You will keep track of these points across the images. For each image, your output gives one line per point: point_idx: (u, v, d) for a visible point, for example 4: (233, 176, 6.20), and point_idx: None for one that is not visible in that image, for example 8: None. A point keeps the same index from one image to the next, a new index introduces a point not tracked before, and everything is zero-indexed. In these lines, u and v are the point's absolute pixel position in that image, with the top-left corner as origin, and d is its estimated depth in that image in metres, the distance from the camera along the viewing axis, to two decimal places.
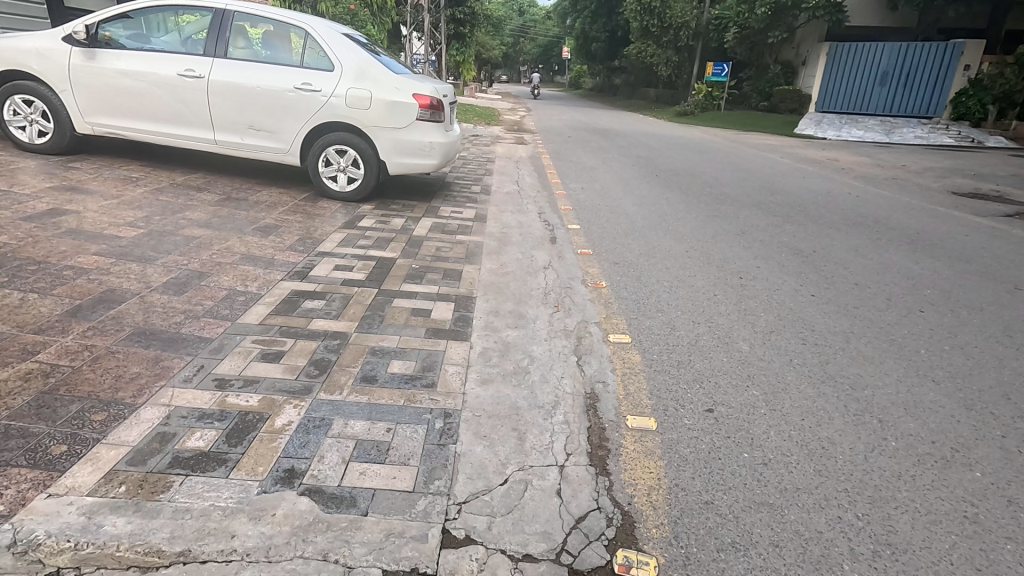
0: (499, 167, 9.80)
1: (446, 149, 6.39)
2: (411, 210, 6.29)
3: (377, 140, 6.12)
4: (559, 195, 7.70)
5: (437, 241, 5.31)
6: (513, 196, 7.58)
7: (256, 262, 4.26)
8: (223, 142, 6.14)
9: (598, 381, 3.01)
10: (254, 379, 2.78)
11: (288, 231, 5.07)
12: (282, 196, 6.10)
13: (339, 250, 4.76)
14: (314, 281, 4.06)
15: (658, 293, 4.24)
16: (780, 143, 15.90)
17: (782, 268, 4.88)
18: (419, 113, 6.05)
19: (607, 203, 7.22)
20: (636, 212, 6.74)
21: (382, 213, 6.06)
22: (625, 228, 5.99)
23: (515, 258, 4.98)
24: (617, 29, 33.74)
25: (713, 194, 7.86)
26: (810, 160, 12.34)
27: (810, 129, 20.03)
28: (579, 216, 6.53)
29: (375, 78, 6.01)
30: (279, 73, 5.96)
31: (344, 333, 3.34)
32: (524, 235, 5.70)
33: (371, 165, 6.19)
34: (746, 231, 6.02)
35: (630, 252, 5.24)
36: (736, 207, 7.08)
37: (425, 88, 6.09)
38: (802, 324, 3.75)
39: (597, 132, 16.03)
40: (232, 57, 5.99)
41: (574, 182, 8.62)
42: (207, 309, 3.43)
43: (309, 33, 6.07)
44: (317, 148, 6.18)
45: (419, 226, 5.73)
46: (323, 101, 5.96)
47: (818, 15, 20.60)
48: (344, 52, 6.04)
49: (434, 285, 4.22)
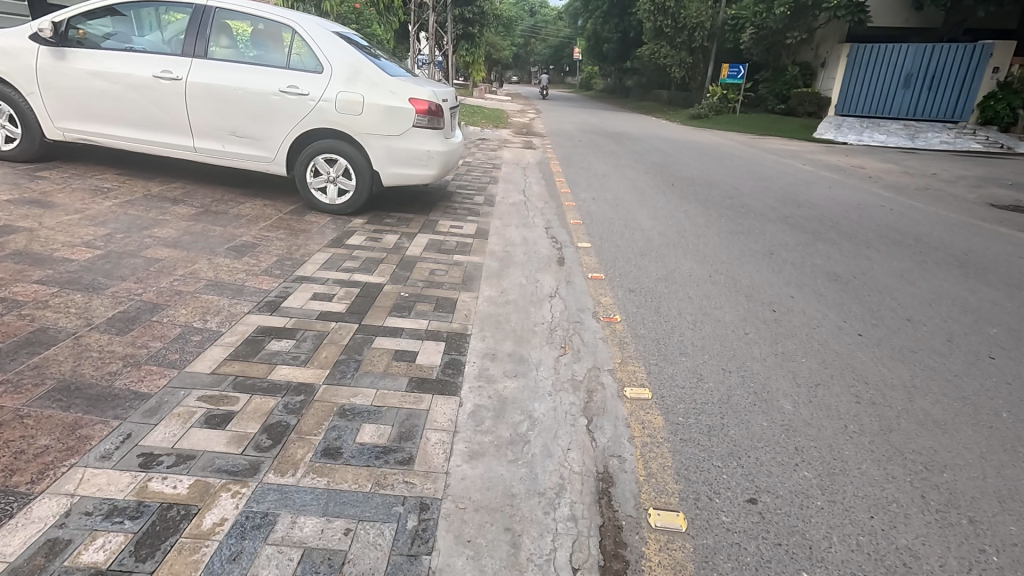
0: (505, 174, 9.25)
1: (446, 158, 5.87)
2: (406, 225, 5.78)
3: (369, 148, 5.61)
4: (568, 207, 7.14)
5: (432, 262, 4.79)
6: (518, 207, 7.04)
7: (223, 291, 3.76)
8: (203, 149, 5.66)
9: (612, 456, 2.47)
10: (189, 454, 2.26)
11: (266, 250, 4.58)
12: (266, 209, 5.61)
13: (320, 274, 4.26)
14: (285, 315, 3.55)
15: (680, 330, 3.68)
16: (800, 149, 15.23)
17: (821, 297, 4.30)
18: (416, 119, 5.54)
19: (620, 216, 6.66)
20: (652, 227, 6.18)
21: (374, 229, 5.55)
22: (641, 247, 5.43)
23: (517, 283, 4.44)
24: (629, 30, 33.06)
25: (734, 207, 7.26)
26: (834, 167, 11.68)
27: (830, 133, 19.31)
28: (590, 232, 5.98)
29: (369, 81, 5.51)
30: (264, 74, 5.47)
31: (310, 385, 2.82)
32: (529, 255, 5.17)
33: (363, 175, 5.68)
34: (775, 251, 5.43)
35: (646, 276, 4.68)
36: (761, 222, 6.49)
37: (422, 91, 5.58)
38: (853, 373, 3.18)
39: (609, 136, 15.48)
40: (212, 57, 5.50)
41: (584, 192, 8.05)
42: (152, 353, 2.93)
43: (296, 31, 5.57)
44: (304, 156, 5.68)
45: (414, 244, 5.22)
46: (312, 105, 5.47)
47: (839, 15, 19.88)
48: (334, 52, 5.54)
49: (424, 319, 3.70)
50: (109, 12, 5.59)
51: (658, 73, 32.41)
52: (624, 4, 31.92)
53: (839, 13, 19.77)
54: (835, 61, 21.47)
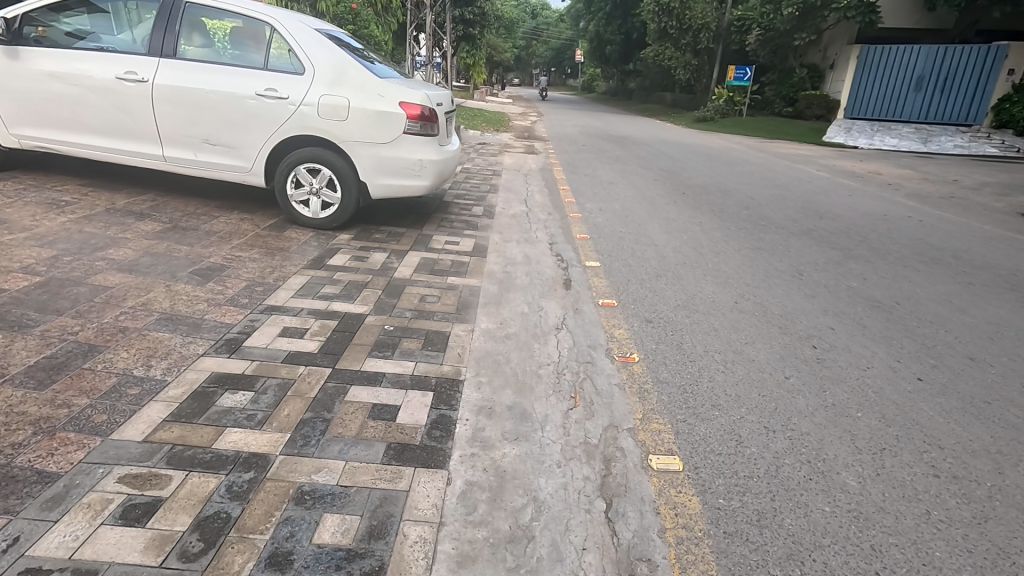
0: (506, 182, 8.71)
1: (440, 168, 5.35)
2: (395, 241, 5.26)
3: (355, 157, 5.09)
4: (573, 219, 6.61)
5: (423, 285, 4.27)
6: (520, 220, 6.50)
7: (176, 326, 3.23)
8: (173, 159, 5.14)
9: (639, 560, 1.94)
10: (89, 569, 1.74)
11: (236, 274, 4.06)
12: (242, 224, 5.09)
13: (294, 303, 3.73)
14: (247, 357, 3.03)
15: (709, 376, 3.16)
16: (812, 154, 14.71)
17: (865, 329, 3.76)
18: (407, 125, 5.02)
19: (630, 230, 6.12)
20: (665, 243, 5.65)
21: (361, 246, 5.03)
22: (655, 268, 4.90)
23: (518, 312, 3.92)
24: (632, 32, 32.51)
25: (753, 219, 6.72)
26: (851, 174, 11.12)
27: (840, 137, 18.78)
28: (598, 249, 5.46)
29: (355, 83, 5.00)
30: (239, 76, 4.96)
31: (264, 457, 2.30)
32: (532, 277, 4.64)
33: (349, 187, 5.17)
34: (805, 272, 4.89)
35: (664, 303, 4.15)
36: (784, 237, 5.96)
37: (414, 95, 5.07)
38: (922, 435, 2.64)
39: (614, 139, 14.96)
40: (182, 56, 4.99)
41: (591, 202, 7.52)
42: (74, 413, 2.41)
43: (275, 28, 5.05)
44: (284, 166, 5.16)
45: (404, 264, 4.70)
46: (292, 110, 4.95)
47: (849, 15, 19.34)
48: (317, 52, 5.02)
49: (410, 359, 3.17)
50: (84, 8, 5.11)
51: (661, 75, 31.86)
52: (627, 5, 31.44)
53: (849, 14, 19.23)
54: (844, 63, 20.90)
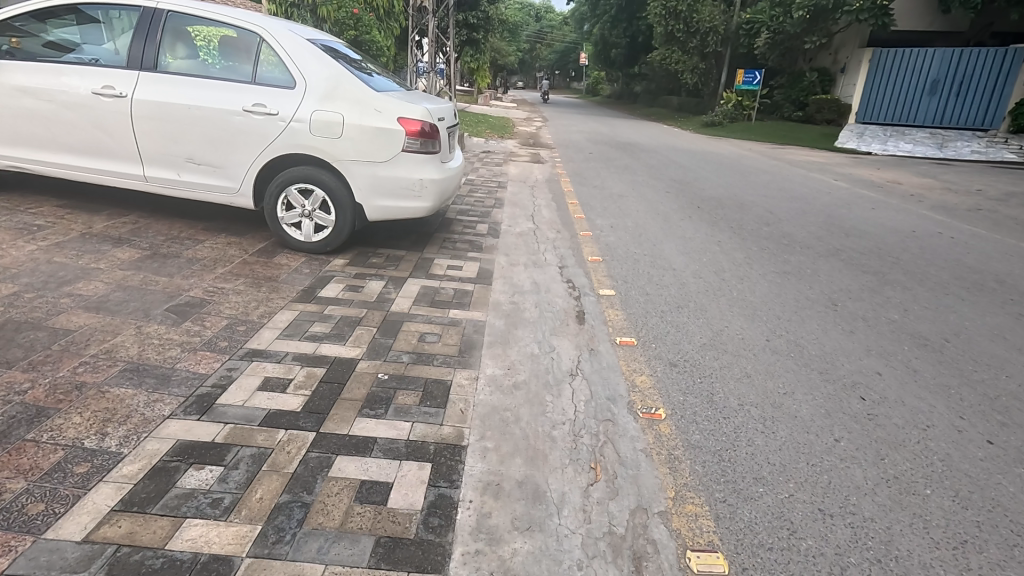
0: (511, 195, 8.33)
1: (442, 188, 4.98)
2: (394, 267, 4.89)
3: (351, 177, 4.72)
4: (583, 238, 6.23)
5: (422, 320, 3.89)
6: (527, 239, 6.12)
7: (142, 379, 2.87)
8: (155, 179, 4.79)
9: None
10: None
11: (216, 311, 3.69)
12: (229, 249, 4.73)
13: (279, 346, 3.37)
14: (220, 418, 2.65)
15: (746, 438, 2.77)
16: (826, 161, 14.27)
17: (917, 375, 3.36)
18: (406, 142, 4.65)
19: (645, 252, 5.73)
20: (684, 268, 5.26)
21: (356, 274, 4.66)
22: (675, 298, 4.51)
23: (528, 354, 3.54)
24: (638, 35, 32.14)
25: (775, 238, 6.32)
26: (870, 184, 10.70)
27: (853, 142, 18.32)
28: (611, 274, 5.08)
29: (350, 97, 4.63)
30: (224, 90, 4.60)
31: (226, 560, 1.92)
32: (541, 309, 4.27)
33: (344, 209, 4.80)
34: (840, 302, 4.49)
35: (688, 343, 3.76)
36: (811, 259, 5.57)
37: (413, 110, 4.70)
38: (1009, 522, 2.25)
39: (622, 147, 14.58)
40: (164, 69, 4.65)
41: (601, 218, 7.13)
42: (5, 503, 2.04)
43: (264, 38, 4.70)
44: (274, 186, 4.79)
45: (402, 295, 4.32)
46: (282, 127, 4.59)
47: (861, 18, 18.87)
48: (309, 64, 4.66)
49: (406, 418, 2.79)
50: (74, 17, 4.78)
51: (667, 78, 31.47)
52: (632, 9, 31.10)
53: (862, 16, 18.75)
54: (855, 67, 20.43)
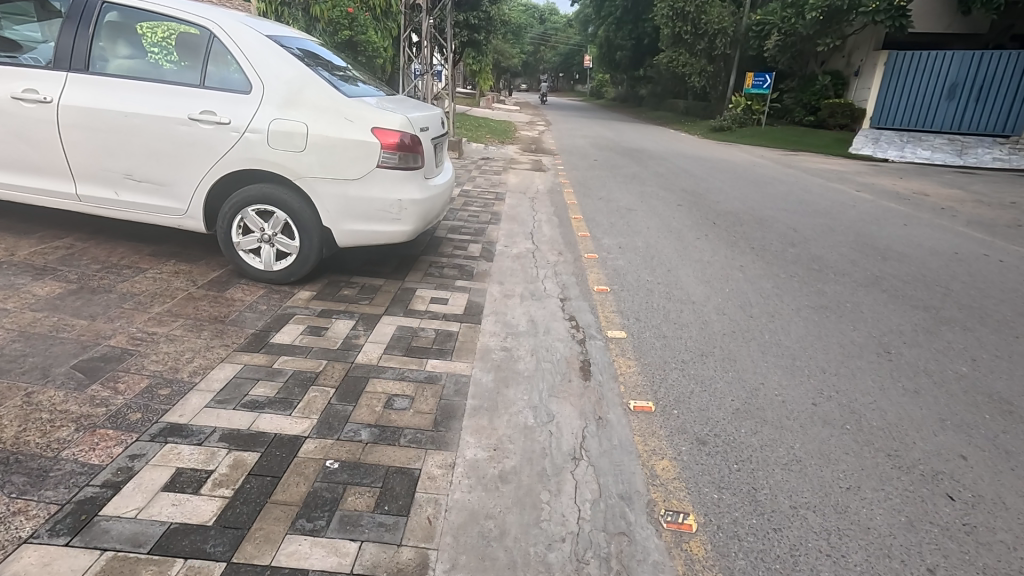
0: (509, 208, 7.65)
1: (425, 209, 4.31)
2: (368, 301, 4.22)
3: (317, 198, 4.04)
4: (588, 261, 5.55)
5: (394, 376, 3.21)
6: (525, 262, 5.44)
7: (8, 477, 2.18)
8: (90, 198, 4.13)
9: None
10: None
11: (139, 366, 3.01)
12: (174, 281, 4.05)
13: (206, 418, 2.67)
14: (97, 543, 1.96)
15: (810, 566, 2.06)
16: (843, 169, 13.56)
17: (1012, 461, 2.66)
18: (381, 157, 3.98)
19: (659, 279, 5.04)
20: (704, 300, 4.57)
21: (322, 310, 3.98)
22: (697, 343, 3.81)
23: (520, 425, 2.86)
24: (643, 37, 31.44)
25: (803, 262, 5.62)
26: (894, 196, 9.99)
27: (868, 148, 17.61)
28: (621, 308, 4.39)
29: (316, 105, 3.96)
30: (166, 95, 3.93)
31: None
32: (539, 357, 3.58)
33: (309, 234, 4.13)
34: (893, 349, 3.78)
35: (717, 407, 3.06)
36: (850, 290, 4.87)
37: (390, 120, 4.03)
38: None
39: (629, 153, 13.92)
40: (101, 70, 4.00)
41: (608, 236, 6.45)
42: None
43: (215, 34, 4.01)
44: (228, 207, 4.11)
45: (372, 340, 3.64)
46: (235, 138, 3.91)
47: (878, 20, 18.08)
48: (267, 64, 3.98)
49: (352, 535, 2.10)
50: (38, 15, 4.20)
51: (674, 81, 30.78)
52: (638, 10, 30.43)
53: (878, 18, 17.98)
54: (870, 70, 19.64)
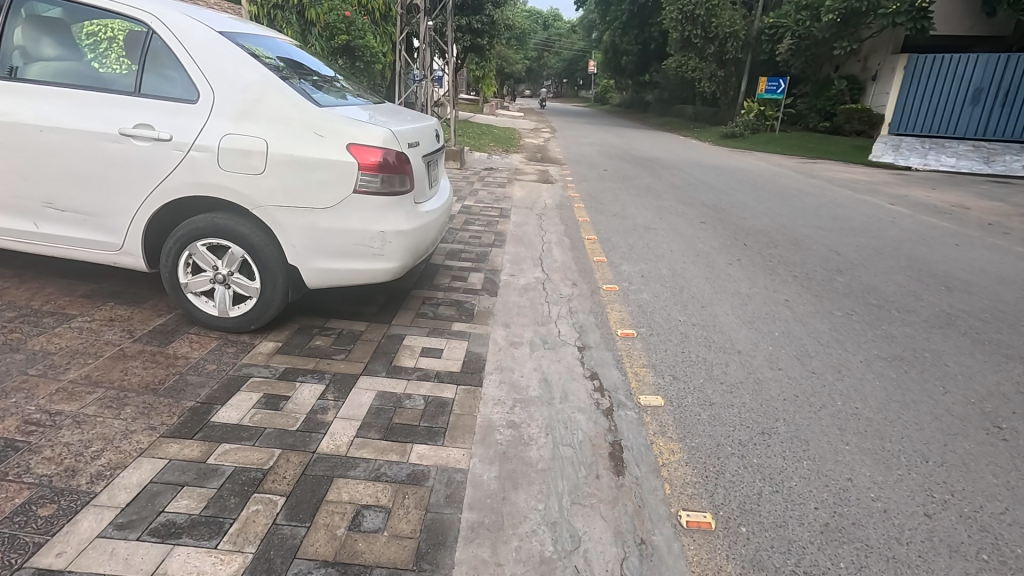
0: (515, 227, 6.89)
1: (414, 241, 3.56)
2: (345, 355, 3.45)
3: (280, 230, 3.29)
4: (608, 294, 4.79)
5: (366, 475, 2.43)
6: (534, 296, 4.68)
7: None
8: (7, 231, 3.41)
9: None
10: None
11: (23, 469, 2.25)
12: (104, 333, 3.29)
13: (95, 559, 1.91)
14: None
15: None
16: (869, 179, 12.78)
17: None
18: (359, 180, 3.24)
19: (693, 319, 4.27)
20: (752, 350, 3.79)
21: (285, 369, 3.21)
22: (755, 415, 3.03)
23: (540, 558, 2.08)
24: (651, 40, 30.66)
25: (858, 296, 4.84)
26: (933, 209, 9.19)
27: (889, 156, 16.82)
28: (653, 362, 3.61)
29: (277, 116, 3.21)
30: (93, 104, 3.19)
31: None
32: (556, 437, 2.81)
33: (272, 274, 3.37)
34: (1002, 423, 3.00)
35: (798, 522, 2.29)
36: (923, 334, 4.09)
37: (370, 133, 3.29)
38: None
39: (641, 162, 13.18)
40: (20, 76, 3.29)
41: (627, 262, 5.67)
42: None
43: (153, 29, 3.26)
44: (173, 241, 3.36)
45: (343, 414, 2.86)
46: (177, 158, 3.16)
47: (898, 21, 17.24)
48: (217, 66, 3.24)
49: None
50: None
51: (682, 85, 30.01)
52: (645, 15, 29.64)
53: (899, 19, 17.14)
54: (889, 74, 18.76)
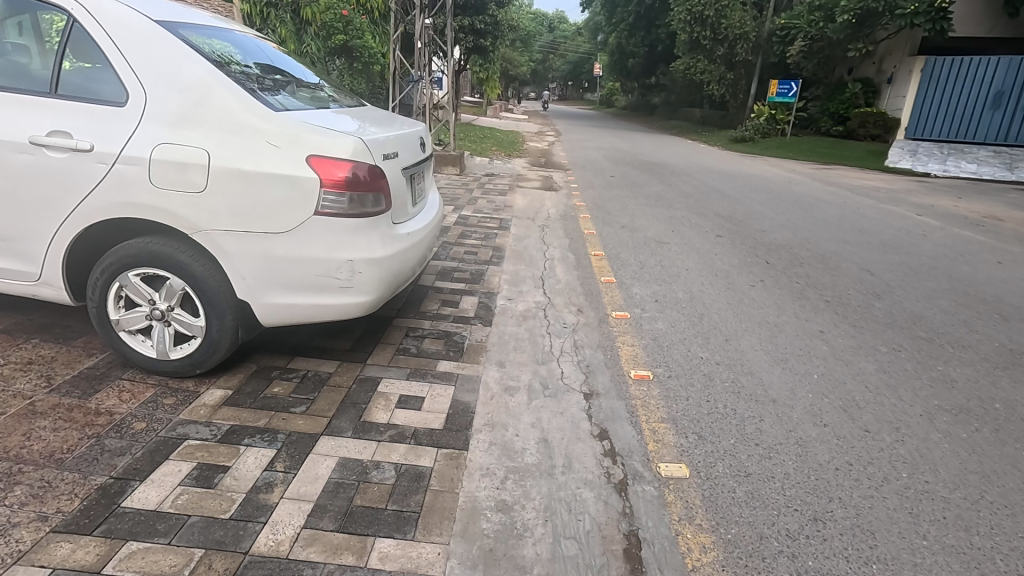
0: (515, 240, 6.32)
1: (391, 270, 3.00)
2: (306, 407, 2.88)
3: (225, 258, 2.74)
4: (618, 323, 4.22)
5: None
6: (535, 325, 4.12)
7: None
8: None
9: None
10: None
11: None
12: (15, 382, 2.75)
13: None
14: None
15: None
16: (890, 186, 12.16)
17: None
18: (321, 199, 2.69)
19: (717, 357, 3.70)
20: (790, 398, 3.21)
21: (230, 428, 2.65)
22: (803, 493, 2.46)
23: None
24: (657, 42, 30.00)
25: (903, 326, 4.26)
26: (964, 221, 8.59)
27: (907, 162, 16.20)
28: (673, 415, 3.04)
29: (221, 121, 2.66)
30: (4, 110, 2.68)
31: None
32: (558, 526, 2.25)
33: (218, 311, 2.82)
34: None
35: None
36: (987, 377, 3.51)
37: (335, 143, 2.74)
38: None
39: (649, 168, 12.59)
40: None
41: (639, 283, 5.11)
42: None
43: (74, 17, 2.73)
44: (100, 270, 2.81)
45: (292, 492, 2.31)
46: (98, 172, 2.61)
47: (916, 22, 16.63)
48: (150, 61, 2.69)
49: None
50: None
51: (690, 88, 29.43)
52: (652, 16, 29.07)
53: (917, 20, 16.54)
54: (905, 77, 18.14)
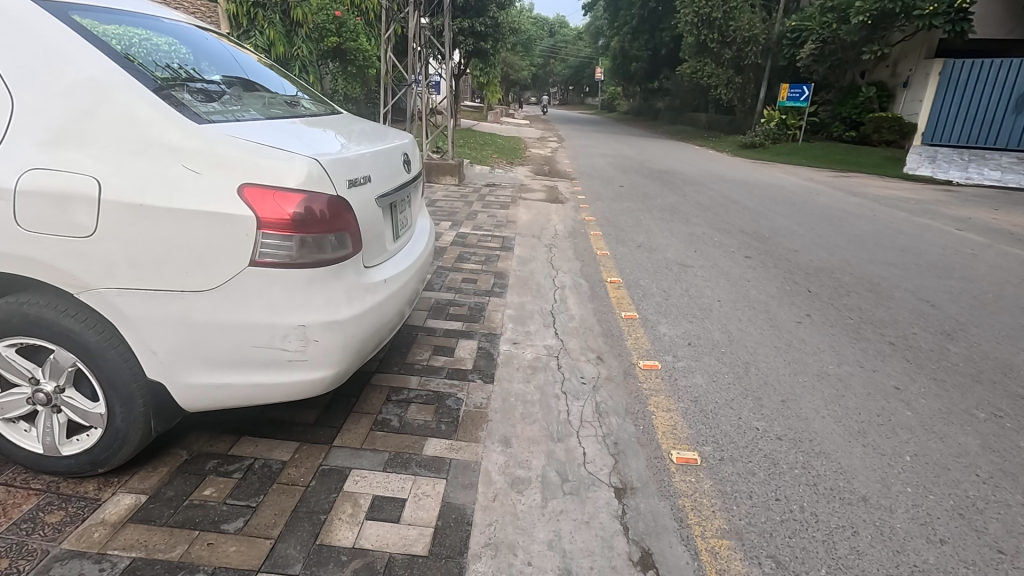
0: (520, 264, 5.58)
1: (361, 330, 2.25)
2: (243, 523, 2.12)
3: (127, 325, 2.00)
4: (648, 377, 3.46)
5: None
6: (548, 381, 3.36)
7: None
8: None
9: None
10: None
11: None
12: None
13: None
14: None
15: None
16: (917, 196, 11.42)
17: None
18: (259, 246, 1.95)
19: (777, 429, 2.94)
20: (885, 496, 2.45)
21: (127, 565, 1.90)
22: None
23: None
24: (661, 46, 29.26)
25: (993, 381, 3.50)
26: (1011, 236, 7.83)
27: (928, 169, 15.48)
28: (737, 525, 2.27)
29: (116, 135, 1.91)
30: None
31: None
32: None
33: (122, 395, 2.06)
34: None
35: None
36: None
37: (280, 167, 1.99)
38: None
39: (660, 176, 11.87)
40: None
41: (666, 319, 4.36)
42: None
43: None
44: None
45: None
46: None
47: (936, 23, 15.86)
48: (21, 53, 1.96)
49: None
50: None
51: (695, 92, 28.77)
52: (656, 19, 28.37)
53: (937, 22, 15.77)
54: (922, 81, 17.38)
